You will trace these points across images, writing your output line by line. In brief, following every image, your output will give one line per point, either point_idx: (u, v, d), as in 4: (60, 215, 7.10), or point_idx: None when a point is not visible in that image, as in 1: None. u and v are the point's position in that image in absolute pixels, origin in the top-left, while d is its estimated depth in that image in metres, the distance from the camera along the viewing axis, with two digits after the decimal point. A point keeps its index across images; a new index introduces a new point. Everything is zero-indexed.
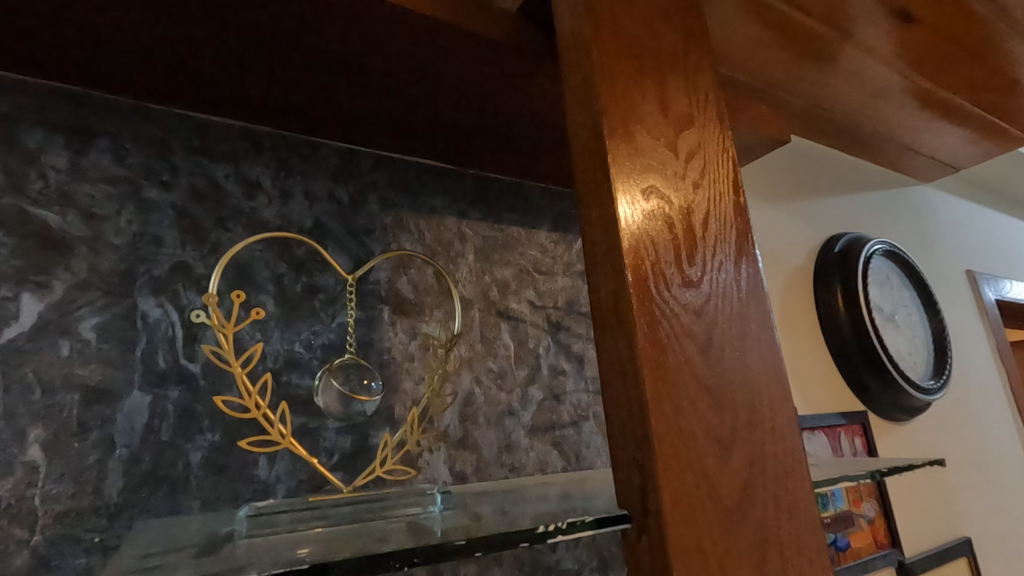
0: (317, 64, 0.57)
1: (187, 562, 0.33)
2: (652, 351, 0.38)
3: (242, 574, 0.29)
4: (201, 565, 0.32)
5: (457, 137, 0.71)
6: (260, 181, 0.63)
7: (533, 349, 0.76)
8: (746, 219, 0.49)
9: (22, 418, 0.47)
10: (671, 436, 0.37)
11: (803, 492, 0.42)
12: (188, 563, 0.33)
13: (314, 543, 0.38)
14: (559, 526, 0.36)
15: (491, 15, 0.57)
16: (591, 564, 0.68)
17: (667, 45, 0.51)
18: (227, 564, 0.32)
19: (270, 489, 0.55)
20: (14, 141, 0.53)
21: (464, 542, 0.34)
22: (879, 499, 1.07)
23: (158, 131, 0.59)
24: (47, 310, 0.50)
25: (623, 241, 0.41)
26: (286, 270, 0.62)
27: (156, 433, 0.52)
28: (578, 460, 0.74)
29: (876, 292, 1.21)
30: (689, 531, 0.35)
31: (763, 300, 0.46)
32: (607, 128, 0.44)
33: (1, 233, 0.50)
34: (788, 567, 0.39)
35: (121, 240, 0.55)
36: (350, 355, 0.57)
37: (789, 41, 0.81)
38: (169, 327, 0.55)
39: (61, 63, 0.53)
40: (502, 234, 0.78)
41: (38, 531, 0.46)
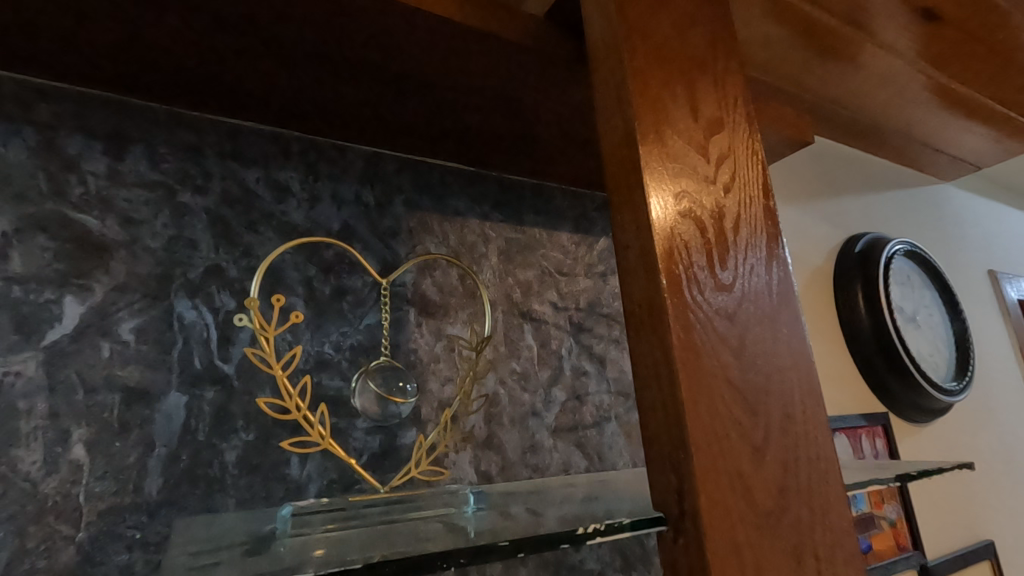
0: (347, 70, 0.58)
1: (238, 561, 0.34)
2: (687, 354, 0.39)
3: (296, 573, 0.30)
4: (259, 563, 0.33)
5: (482, 140, 0.72)
6: (289, 185, 0.64)
7: (556, 350, 0.76)
8: (777, 222, 0.49)
9: (66, 418, 0.49)
10: (708, 439, 0.37)
11: (836, 495, 0.42)
12: (241, 561, 0.34)
13: (358, 543, 0.39)
14: (597, 528, 0.37)
15: (518, 20, 0.57)
16: (614, 565, 0.68)
17: (696, 49, 0.51)
18: (283, 563, 0.33)
19: (302, 488, 0.56)
20: (55, 147, 0.54)
21: (507, 542, 0.35)
22: (901, 501, 1.06)
23: (191, 136, 0.60)
24: (88, 312, 0.52)
25: (657, 244, 0.41)
26: (316, 272, 0.63)
27: (193, 433, 0.53)
28: (601, 461, 0.74)
29: (897, 292, 1.20)
30: (726, 533, 0.36)
31: (794, 303, 0.46)
32: (640, 132, 0.44)
33: (44, 237, 0.52)
34: (824, 570, 0.39)
35: (157, 243, 0.56)
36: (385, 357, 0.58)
37: (813, 42, 0.80)
38: (204, 329, 0.56)
39: (100, 71, 0.55)
40: (525, 236, 0.79)
41: (83, 527, 0.47)
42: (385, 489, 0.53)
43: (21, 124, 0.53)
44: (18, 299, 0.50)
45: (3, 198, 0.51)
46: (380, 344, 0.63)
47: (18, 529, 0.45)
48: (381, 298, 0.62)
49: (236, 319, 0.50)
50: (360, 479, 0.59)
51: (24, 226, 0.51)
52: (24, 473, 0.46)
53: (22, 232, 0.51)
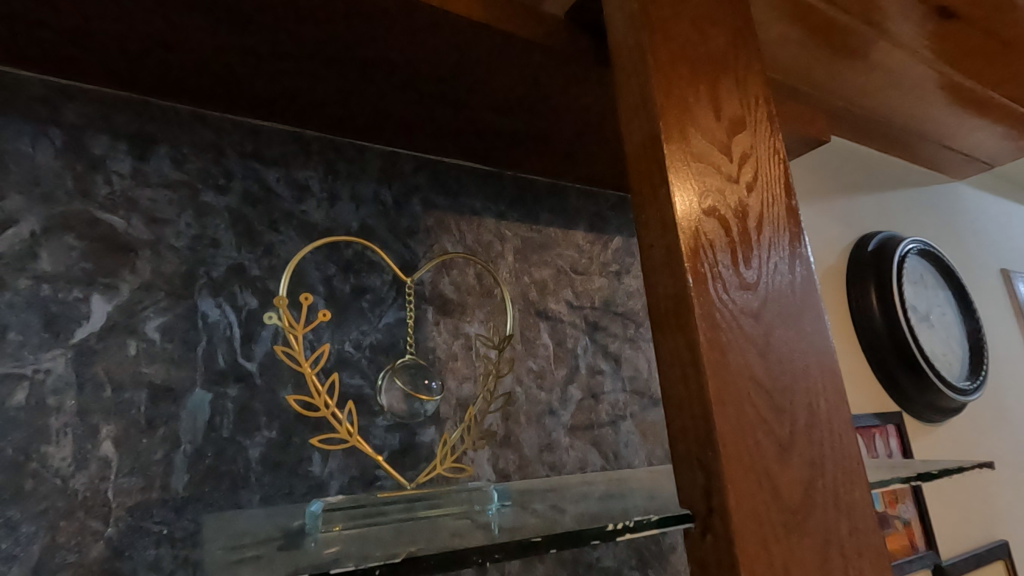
0: (368, 70, 0.58)
1: (274, 555, 0.34)
2: (713, 353, 0.39)
3: (337, 568, 0.31)
4: (301, 558, 0.33)
5: (499, 140, 0.72)
6: (309, 184, 0.65)
7: (572, 349, 0.76)
8: (799, 221, 0.49)
9: (95, 415, 0.49)
10: (735, 437, 0.38)
11: (862, 493, 0.42)
12: (278, 555, 0.34)
13: (389, 539, 0.39)
14: (626, 524, 0.37)
15: (538, 19, 0.57)
16: (630, 562, 0.68)
17: (718, 49, 0.51)
18: (323, 558, 0.33)
19: (324, 485, 0.57)
20: (81, 148, 0.55)
21: (539, 538, 0.35)
22: (915, 501, 1.06)
23: (213, 136, 0.61)
24: (115, 310, 0.52)
25: (682, 243, 0.41)
26: (336, 271, 0.64)
27: (218, 430, 0.53)
28: (616, 459, 0.75)
29: (910, 292, 1.20)
30: (754, 529, 0.36)
31: (818, 302, 0.46)
32: (663, 132, 0.44)
33: (72, 236, 0.52)
34: (850, 568, 0.39)
35: (181, 242, 0.57)
36: (409, 356, 0.58)
37: (829, 41, 0.80)
38: (227, 327, 0.56)
39: (125, 73, 0.55)
40: (540, 235, 0.79)
41: (112, 523, 0.48)
42: (412, 487, 0.53)
43: (48, 124, 0.54)
44: (47, 298, 0.50)
45: (31, 198, 0.52)
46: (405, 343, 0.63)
47: (49, 524, 0.46)
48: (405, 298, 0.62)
49: (266, 317, 0.50)
50: (381, 476, 0.59)
51: (52, 226, 0.52)
52: (54, 469, 0.47)
53: (50, 232, 0.52)
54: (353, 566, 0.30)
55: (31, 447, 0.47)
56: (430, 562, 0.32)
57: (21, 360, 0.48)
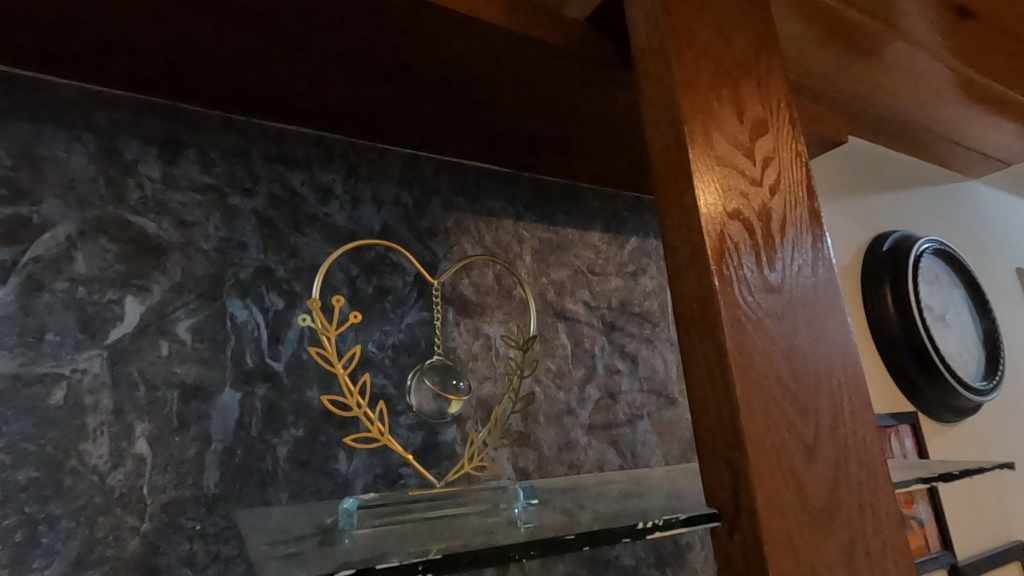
0: (391, 74, 0.59)
1: (317, 551, 0.35)
2: (739, 355, 0.40)
3: (383, 563, 0.32)
4: (343, 555, 0.34)
5: (518, 142, 0.73)
6: (332, 187, 0.66)
7: (589, 349, 0.77)
8: (821, 223, 0.50)
9: (130, 413, 0.51)
10: (761, 438, 0.38)
11: (886, 494, 0.42)
12: (321, 551, 0.35)
13: (423, 537, 0.40)
14: (656, 522, 0.38)
15: (559, 24, 0.58)
16: (648, 561, 0.69)
17: (740, 52, 0.51)
18: (364, 555, 0.34)
19: (349, 483, 0.58)
20: (113, 153, 0.56)
21: (574, 536, 0.36)
22: (931, 502, 1.06)
23: (239, 141, 0.62)
24: (147, 311, 0.54)
25: (707, 246, 0.42)
26: (359, 272, 0.65)
27: (247, 429, 0.55)
28: (634, 458, 0.75)
29: (926, 291, 1.19)
30: (782, 529, 0.37)
31: (840, 303, 0.47)
32: (688, 136, 0.45)
33: (106, 239, 0.54)
34: (875, 567, 0.39)
35: (210, 245, 0.58)
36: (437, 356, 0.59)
37: (845, 42, 0.80)
38: (255, 328, 0.58)
39: (155, 79, 0.56)
40: (557, 235, 0.80)
41: (147, 519, 0.49)
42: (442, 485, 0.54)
43: (82, 130, 0.55)
44: (84, 299, 0.52)
45: (67, 202, 0.53)
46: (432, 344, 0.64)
47: (87, 520, 0.47)
48: (432, 299, 0.63)
49: (299, 319, 0.51)
50: (404, 474, 0.61)
51: (87, 229, 0.53)
52: (92, 467, 0.48)
53: (85, 235, 0.53)
54: (398, 563, 0.32)
55: (69, 445, 0.48)
56: (470, 558, 0.34)
57: (59, 360, 0.50)
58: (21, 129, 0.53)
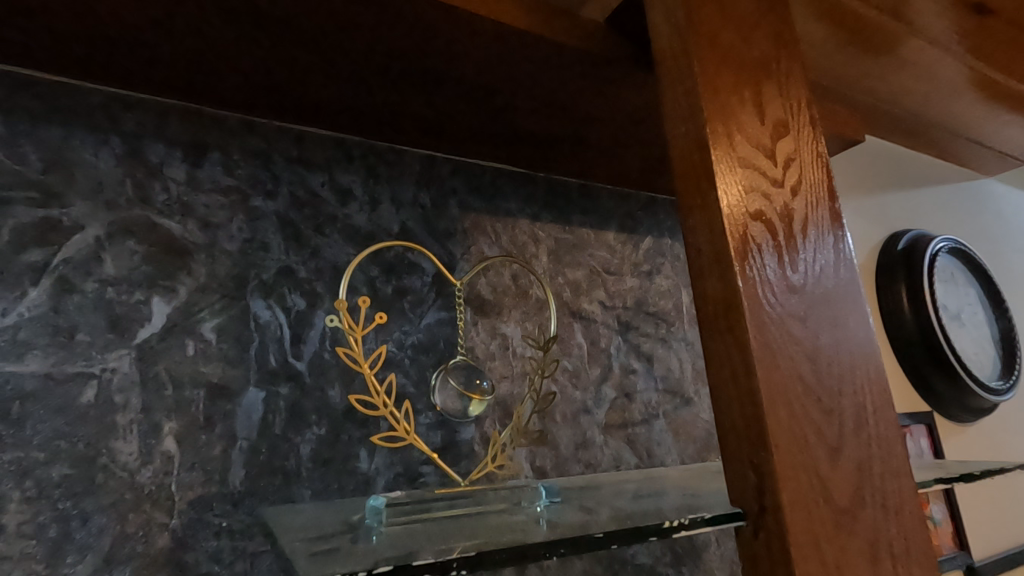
0: (412, 77, 0.60)
1: (352, 548, 0.36)
2: (764, 356, 0.40)
3: (419, 559, 0.33)
4: (374, 552, 0.35)
5: (534, 143, 0.73)
6: (351, 189, 0.67)
7: (605, 348, 0.77)
8: (842, 224, 0.50)
9: (158, 412, 0.52)
10: (785, 439, 0.38)
11: (909, 495, 0.43)
12: (356, 548, 0.36)
13: (451, 535, 0.41)
14: (681, 521, 0.39)
15: (579, 25, 0.58)
16: (665, 559, 0.69)
17: (761, 54, 0.52)
18: (396, 552, 0.35)
19: (370, 481, 0.58)
20: (139, 156, 0.57)
21: (602, 533, 0.37)
22: (947, 502, 1.05)
23: (261, 143, 0.63)
24: (173, 311, 0.55)
25: (730, 247, 0.42)
26: (378, 273, 0.65)
27: (271, 427, 0.55)
28: (650, 457, 0.76)
29: (941, 291, 1.18)
30: (806, 529, 0.37)
31: (862, 303, 0.47)
32: (711, 138, 0.45)
33: (133, 241, 0.55)
34: (899, 568, 0.40)
35: (234, 246, 0.59)
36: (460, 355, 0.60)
37: (863, 43, 0.80)
38: (278, 328, 0.58)
39: (180, 83, 0.57)
40: (573, 235, 0.80)
41: (176, 515, 0.50)
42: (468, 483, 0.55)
43: (109, 133, 0.56)
44: (112, 300, 0.53)
45: (96, 204, 0.54)
46: (457, 344, 0.65)
47: (118, 516, 0.48)
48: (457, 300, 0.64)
49: (327, 320, 0.52)
50: (424, 472, 0.61)
51: (115, 231, 0.54)
52: (122, 464, 0.49)
53: (114, 237, 0.54)
54: (433, 559, 0.32)
55: (100, 442, 0.49)
56: (502, 555, 0.34)
57: (89, 359, 0.51)
58: (51, 132, 0.54)
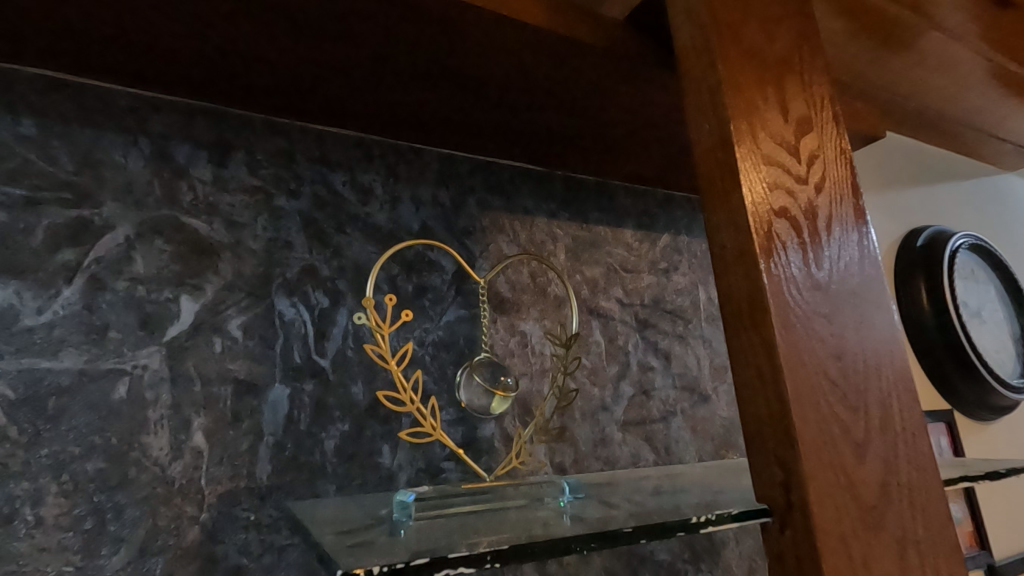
0: (432, 76, 0.60)
1: (384, 542, 0.37)
2: (790, 354, 0.40)
3: (454, 553, 0.33)
4: (408, 546, 0.36)
5: (552, 141, 0.73)
6: (372, 188, 0.67)
7: (623, 346, 0.78)
8: (866, 221, 0.49)
9: (187, 409, 0.53)
10: (812, 436, 0.39)
11: (936, 492, 0.42)
12: (388, 542, 0.37)
13: (479, 529, 0.41)
14: (709, 517, 0.39)
15: (599, 23, 0.58)
16: (684, 556, 0.69)
17: (784, 50, 0.51)
18: (428, 546, 0.36)
19: (393, 476, 0.59)
20: (167, 156, 0.58)
21: (631, 529, 0.37)
22: (968, 501, 1.04)
23: (284, 143, 0.64)
24: (201, 309, 0.56)
25: (756, 244, 0.42)
26: (399, 271, 0.66)
27: (296, 423, 0.56)
28: (668, 454, 0.76)
29: (961, 288, 1.17)
30: (834, 526, 0.37)
31: (886, 300, 0.47)
32: (735, 135, 0.45)
33: (162, 240, 0.56)
34: (927, 565, 0.40)
35: (258, 245, 0.60)
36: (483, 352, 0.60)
37: (885, 39, 0.79)
38: (302, 326, 0.59)
39: (206, 85, 0.58)
40: (590, 233, 0.80)
41: (205, 509, 0.51)
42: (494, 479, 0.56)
43: (137, 135, 0.57)
44: (142, 298, 0.54)
45: (125, 204, 0.55)
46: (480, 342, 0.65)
47: (150, 509, 0.49)
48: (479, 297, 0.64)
49: (355, 317, 0.52)
50: (446, 468, 0.62)
51: (144, 231, 0.55)
52: (153, 458, 0.51)
53: (143, 236, 0.55)
54: (468, 553, 0.33)
55: (132, 438, 0.50)
56: (534, 548, 0.35)
57: (121, 357, 0.52)
58: (82, 134, 0.55)
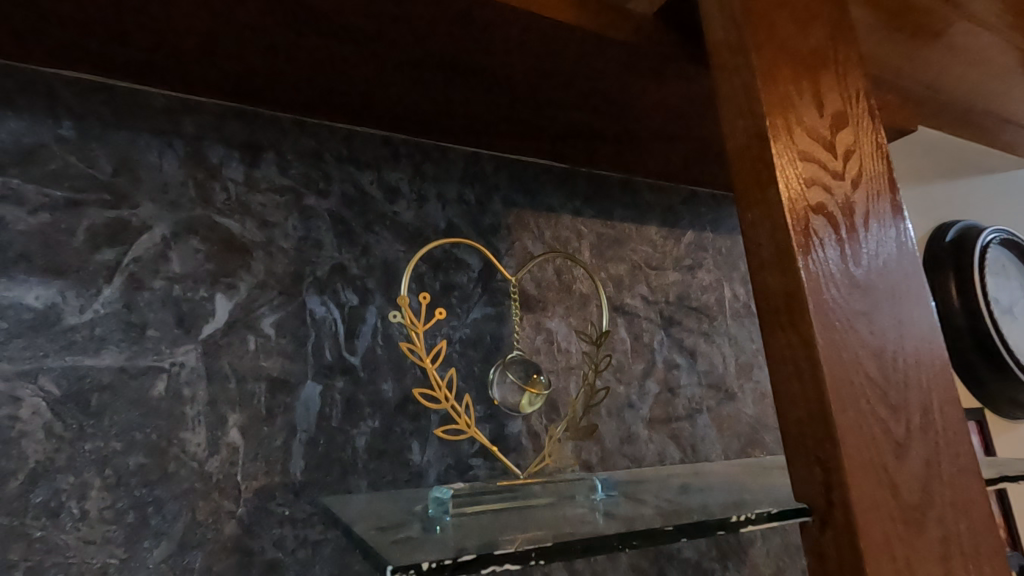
0: (460, 75, 0.60)
1: (430, 537, 0.37)
2: (828, 351, 0.40)
3: (500, 548, 0.34)
4: (453, 541, 0.36)
5: (578, 138, 0.73)
6: (399, 186, 0.68)
7: (648, 343, 0.77)
8: (903, 216, 0.49)
9: (222, 405, 0.54)
10: (853, 435, 0.38)
11: (979, 493, 0.42)
12: (434, 538, 0.37)
13: (518, 525, 0.42)
14: (748, 516, 0.39)
15: (628, 18, 0.58)
16: (711, 555, 0.69)
17: (818, 45, 0.51)
18: (476, 541, 0.36)
19: (422, 473, 0.60)
20: (200, 157, 0.59)
21: (672, 527, 0.37)
22: (999, 501, 1.03)
23: (313, 143, 0.64)
24: (235, 307, 0.57)
25: (793, 241, 0.42)
26: (426, 269, 0.66)
27: (328, 419, 0.57)
28: (694, 452, 0.76)
29: (992, 284, 1.14)
30: (876, 526, 0.37)
31: (924, 296, 0.46)
32: (771, 131, 0.45)
33: (197, 239, 0.57)
34: (970, 567, 0.39)
35: (289, 244, 0.60)
36: (516, 350, 0.60)
37: (916, 31, 0.77)
38: (333, 323, 0.60)
39: (237, 86, 0.59)
40: (615, 230, 0.80)
41: (242, 503, 0.52)
42: (525, 475, 0.56)
43: (172, 136, 0.58)
44: (179, 297, 0.55)
45: (161, 205, 0.56)
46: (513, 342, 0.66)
47: (189, 504, 0.50)
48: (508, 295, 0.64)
49: (390, 315, 0.52)
50: (474, 465, 0.62)
51: (180, 231, 0.56)
52: (192, 454, 0.52)
53: (178, 236, 0.56)
54: (513, 550, 0.33)
55: (171, 433, 0.51)
56: (576, 545, 0.35)
57: (159, 354, 0.53)
58: (119, 136, 0.56)
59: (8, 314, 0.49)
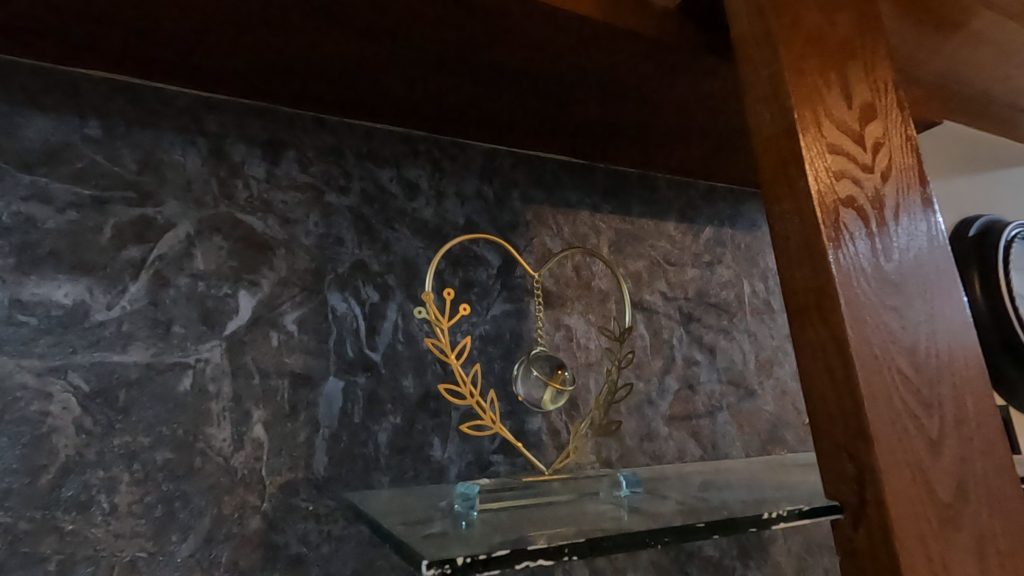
0: (479, 71, 0.60)
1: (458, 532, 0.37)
2: (860, 347, 0.39)
3: (532, 543, 0.34)
4: (483, 537, 0.36)
5: (597, 133, 0.73)
6: (418, 182, 0.68)
7: (667, 339, 0.77)
8: (933, 209, 0.48)
9: (247, 401, 0.54)
10: (886, 431, 0.38)
11: (1014, 491, 0.41)
12: (463, 534, 0.37)
13: (546, 521, 0.41)
14: (779, 513, 0.38)
15: (650, 11, 0.57)
16: (732, 552, 0.69)
17: (846, 36, 0.50)
18: (506, 537, 0.36)
19: (444, 469, 0.60)
20: (223, 154, 0.59)
21: (702, 524, 0.37)
22: None
23: (333, 140, 0.64)
24: (258, 304, 0.57)
25: (823, 234, 0.41)
26: (446, 266, 0.66)
27: (350, 416, 0.57)
28: (714, 450, 0.75)
29: (1018, 279, 1.12)
30: (911, 523, 0.36)
31: (956, 290, 0.45)
32: (800, 124, 0.44)
33: (220, 236, 0.57)
34: (1008, 566, 0.38)
35: (311, 241, 0.61)
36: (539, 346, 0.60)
37: (940, 23, 0.75)
38: (354, 319, 0.60)
39: (259, 84, 0.59)
40: (633, 226, 0.79)
41: (267, 498, 0.52)
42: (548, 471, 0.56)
43: (195, 135, 0.59)
44: (204, 293, 0.55)
45: (186, 203, 0.57)
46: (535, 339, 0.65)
47: (215, 499, 0.51)
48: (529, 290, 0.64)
49: (415, 311, 0.52)
50: (495, 461, 0.62)
51: (204, 228, 0.57)
52: (217, 449, 0.52)
53: (202, 233, 0.57)
54: (546, 546, 0.33)
55: (197, 428, 0.52)
56: (606, 542, 0.35)
57: (185, 350, 0.53)
58: (144, 135, 0.57)
59: (37, 311, 0.50)
